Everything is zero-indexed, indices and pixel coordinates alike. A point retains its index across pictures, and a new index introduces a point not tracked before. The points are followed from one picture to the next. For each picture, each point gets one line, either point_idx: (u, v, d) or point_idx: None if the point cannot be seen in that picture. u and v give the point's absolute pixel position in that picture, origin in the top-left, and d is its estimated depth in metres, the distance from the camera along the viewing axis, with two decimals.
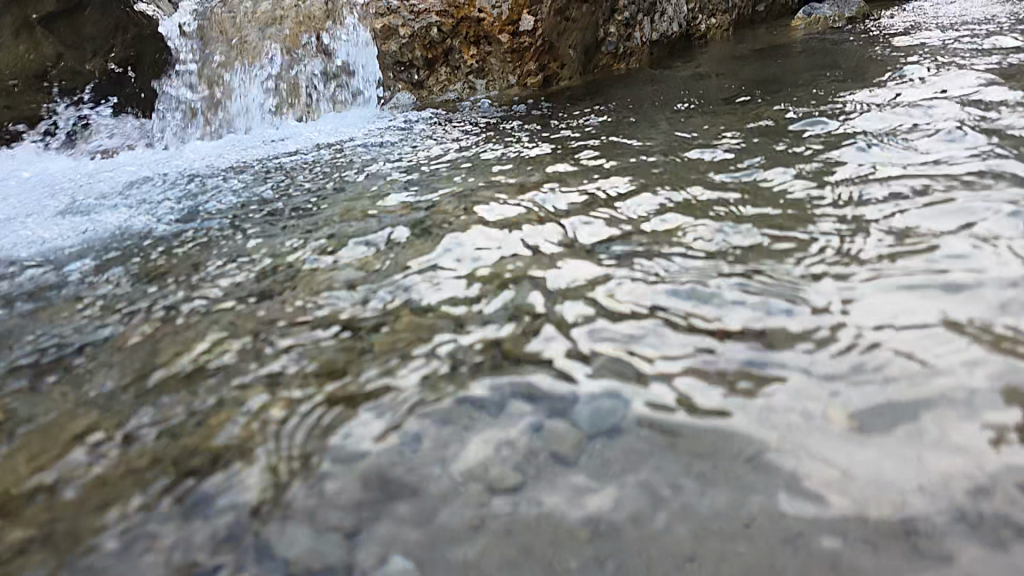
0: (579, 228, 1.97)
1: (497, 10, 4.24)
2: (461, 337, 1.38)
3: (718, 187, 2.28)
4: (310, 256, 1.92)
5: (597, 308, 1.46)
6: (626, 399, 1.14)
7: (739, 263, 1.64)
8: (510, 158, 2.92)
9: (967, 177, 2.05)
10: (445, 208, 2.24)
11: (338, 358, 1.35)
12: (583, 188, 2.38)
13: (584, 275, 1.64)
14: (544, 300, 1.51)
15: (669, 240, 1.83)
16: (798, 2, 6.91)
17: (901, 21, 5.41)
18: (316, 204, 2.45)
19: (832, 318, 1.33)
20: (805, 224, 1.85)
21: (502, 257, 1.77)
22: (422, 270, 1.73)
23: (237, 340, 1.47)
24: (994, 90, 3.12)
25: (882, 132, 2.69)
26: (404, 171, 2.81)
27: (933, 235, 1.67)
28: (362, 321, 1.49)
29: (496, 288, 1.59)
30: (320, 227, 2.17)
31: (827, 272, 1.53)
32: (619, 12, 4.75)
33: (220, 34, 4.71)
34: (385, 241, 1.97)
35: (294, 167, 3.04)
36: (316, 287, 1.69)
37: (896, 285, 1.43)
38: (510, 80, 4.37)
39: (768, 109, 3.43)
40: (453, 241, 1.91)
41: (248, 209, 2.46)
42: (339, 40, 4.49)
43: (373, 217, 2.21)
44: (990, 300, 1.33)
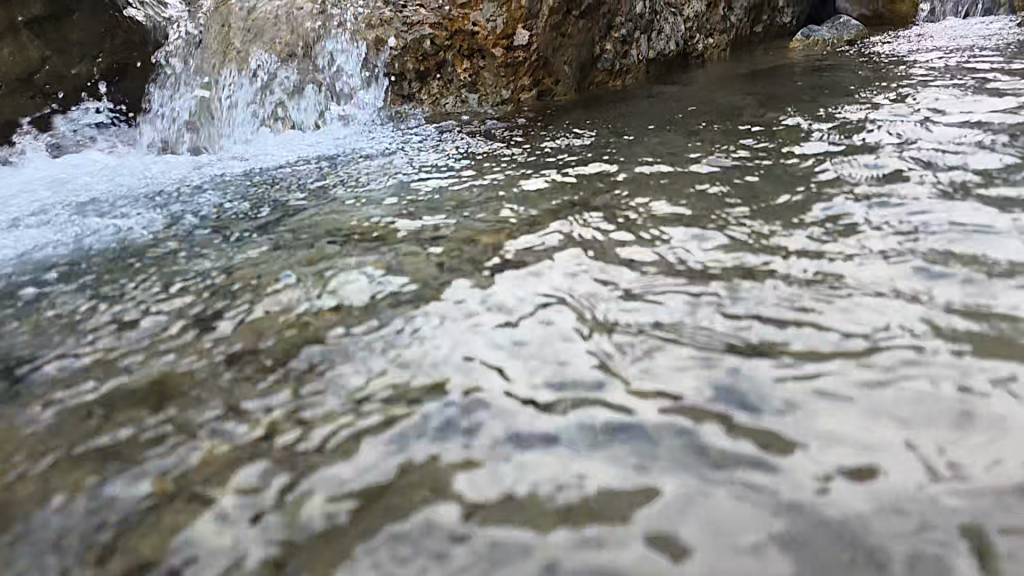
0: (574, 251, 1.88)
1: (492, 24, 4.20)
2: (446, 362, 1.32)
3: (721, 209, 2.18)
4: (290, 277, 1.81)
5: (585, 340, 1.38)
6: (602, 452, 1.05)
7: (740, 286, 1.58)
8: (501, 174, 2.85)
9: (978, 204, 1.98)
10: (435, 226, 2.17)
11: (314, 385, 1.28)
12: (586, 207, 2.30)
13: (576, 304, 1.54)
14: (535, 336, 1.40)
15: (669, 266, 1.73)
16: (797, 24, 6.89)
17: (900, 45, 5.38)
18: (297, 222, 2.33)
19: (844, 359, 1.23)
20: (809, 247, 1.79)
21: (491, 284, 1.67)
22: (407, 297, 1.63)
23: (204, 372, 1.36)
24: (998, 115, 3.06)
25: (887, 155, 2.62)
26: (392, 186, 2.74)
27: (946, 264, 1.59)
28: (339, 354, 1.39)
29: (484, 320, 1.48)
30: (302, 243, 2.10)
31: (835, 304, 1.45)
32: (616, 28, 4.68)
33: (210, 40, 4.56)
34: (370, 264, 1.87)
35: (278, 181, 2.94)
36: (293, 313, 1.59)
37: (909, 322, 1.35)
38: (503, 95, 4.30)
39: (770, 130, 3.32)
40: (443, 268, 1.80)
41: (226, 226, 2.35)
42: (330, 50, 4.33)
43: (358, 237, 2.11)
44: (1002, 334, 1.27)
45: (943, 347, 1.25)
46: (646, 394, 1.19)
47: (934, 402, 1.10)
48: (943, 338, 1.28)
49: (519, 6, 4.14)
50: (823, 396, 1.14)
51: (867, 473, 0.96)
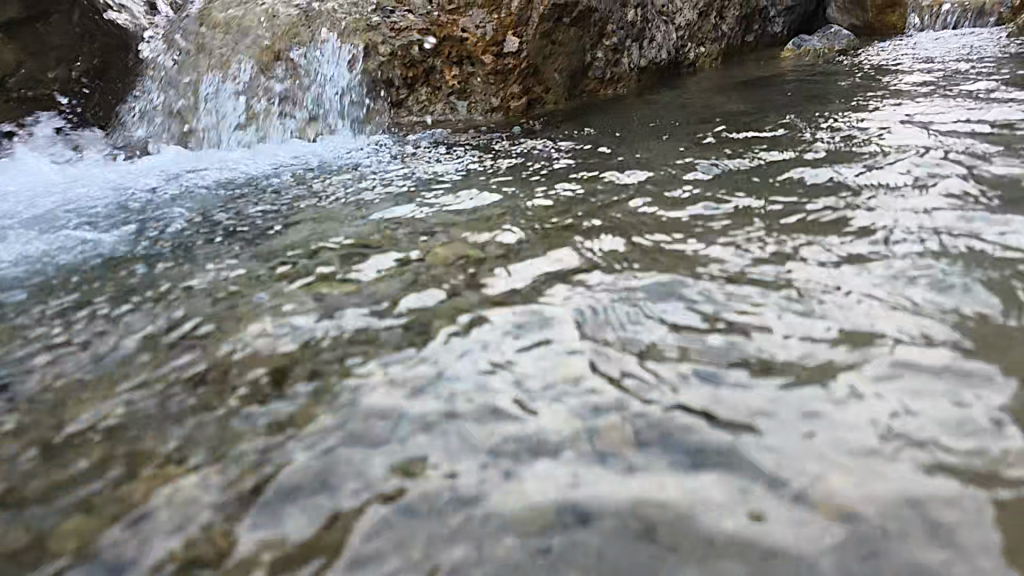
0: (571, 269, 1.78)
1: (482, 31, 4.14)
2: (423, 387, 1.26)
3: (722, 220, 2.09)
4: (269, 297, 1.71)
5: (571, 362, 1.31)
6: (583, 498, 0.97)
7: (732, 300, 1.52)
8: (488, 183, 2.78)
9: (990, 214, 1.90)
10: (417, 239, 2.11)
11: (283, 414, 1.21)
12: (574, 218, 2.24)
13: (574, 328, 1.44)
14: (531, 365, 1.31)
15: (672, 283, 1.64)
16: (787, 34, 6.89)
17: (890, 56, 5.38)
18: (274, 237, 2.22)
19: (866, 391, 1.15)
20: (803, 256, 1.73)
21: (483, 307, 1.58)
22: (393, 320, 1.54)
23: (173, 407, 1.26)
24: (998, 124, 3.01)
25: (890, 163, 2.56)
26: (375, 197, 2.66)
27: (964, 279, 1.51)
28: (320, 385, 1.29)
29: (477, 347, 1.39)
30: (279, 257, 2.02)
31: (850, 324, 1.36)
32: (607, 36, 4.61)
33: (190, 43, 4.46)
34: (354, 283, 1.77)
35: (258, 193, 2.84)
36: (272, 337, 1.49)
37: (931, 344, 1.27)
38: (492, 103, 4.22)
39: (767, 140, 3.23)
40: (431, 289, 1.70)
41: (203, 240, 2.24)
42: (313, 56, 4.21)
43: (342, 253, 2.01)
44: (1003, 353, 1.22)
45: (969, 375, 1.17)
46: (656, 434, 1.09)
47: (966, 443, 1.01)
48: (970, 365, 1.20)
49: (509, 13, 4.10)
50: (848, 437, 1.04)
51: (871, 523, 0.88)
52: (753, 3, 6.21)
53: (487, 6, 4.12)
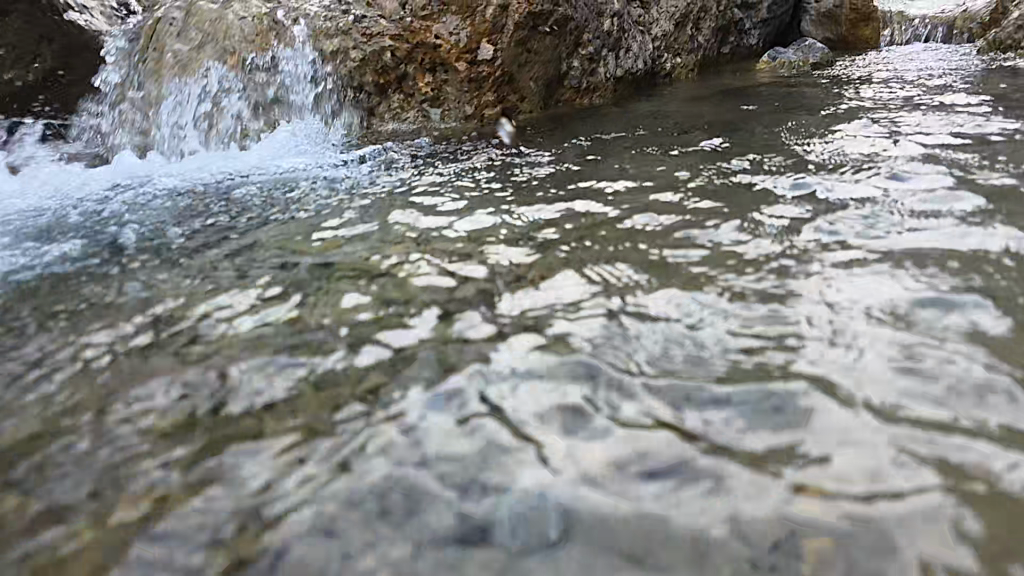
0: (548, 286, 1.72)
1: (455, 37, 4.06)
2: (382, 418, 1.19)
3: (704, 234, 2.04)
4: (230, 317, 1.63)
5: (537, 389, 1.25)
6: (542, 543, 0.91)
7: (704, 319, 1.47)
8: (458, 194, 2.70)
9: (975, 227, 1.88)
10: (384, 254, 2.03)
11: (231, 448, 1.14)
12: (546, 231, 2.18)
13: (551, 352, 1.38)
14: (508, 394, 1.24)
15: (653, 302, 1.59)
16: (762, 46, 6.94)
17: (863, 69, 5.44)
18: (236, 252, 2.13)
19: (861, 419, 1.09)
20: (778, 272, 1.69)
21: (456, 329, 1.50)
22: (361, 344, 1.46)
23: (119, 443, 1.17)
24: (975, 136, 3.02)
25: (868, 175, 2.54)
26: (342, 208, 2.56)
27: (954, 295, 1.47)
28: (281, 418, 1.21)
29: (450, 374, 1.32)
30: (237, 273, 1.93)
31: (838, 345, 1.31)
32: (583, 45, 4.56)
33: (153, 45, 4.30)
34: (318, 303, 1.68)
35: (221, 203, 2.73)
36: (231, 363, 1.40)
37: (922, 365, 1.22)
38: (466, 111, 4.14)
39: (744, 151, 3.19)
40: (403, 309, 1.63)
41: (161, 254, 2.14)
42: (281, 60, 4.08)
43: (310, 269, 1.93)
44: (983, 373, 1.19)
45: (963, 399, 1.12)
46: (629, 470, 1.03)
47: (952, 475, 0.96)
48: (966, 389, 1.15)
49: (483, 20, 4.04)
50: (842, 468, 0.99)
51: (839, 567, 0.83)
52: (729, 15, 6.24)
53: (461, 13, 4.06)
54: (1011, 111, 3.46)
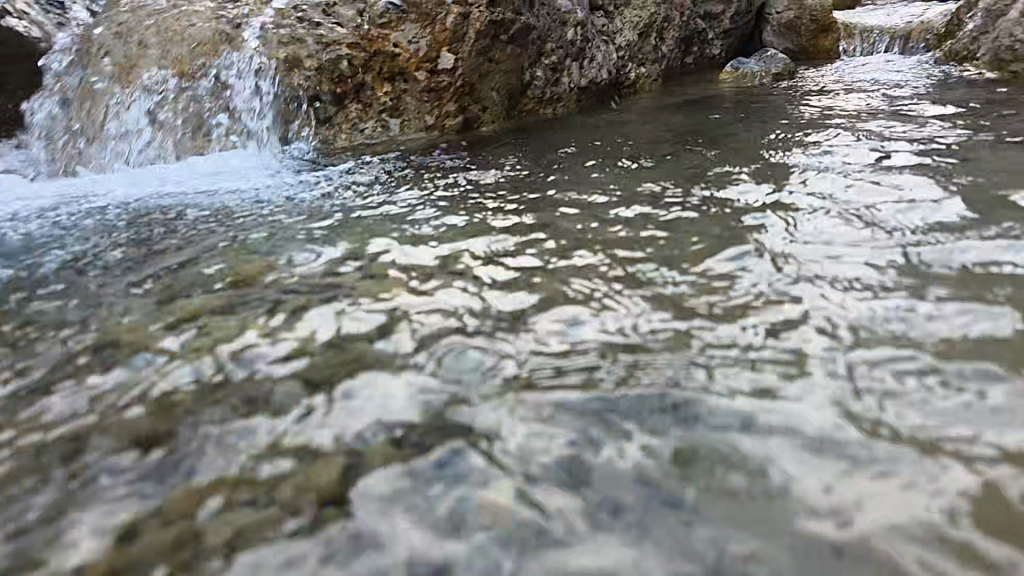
0: (515, 310, 1.64)
1: (414, 46, 3.95)
2: (335, 466, 1.09)
3: (674, 249, 1.99)
4: (174, 350, 1.50)
5: (503, 429, 1.16)
6: None
7: (678, 345, 1.40)
8: (416, 212, 2.58)
9: (949, 238, 1.85)
10: (339, 276, 1.91)
11: (162, 504, 1.03)
12: (511, 250, 2.08)
13: (517, 385, 1.29)
14: (478, 429, 1.16)
15: (625, 326, 1.51)
16: (725, 56, 6.99)
17: (824, 80, 5.49)
18: (178, 277, 1.98)
19: (855, 443, 1.05)
20: (752, 290, 1.62)
21: (416, 361, 1.40)
22: (317, 376, 1.36)
23: (42, 503, 1.06)
24: (939, 145, 3.03)
25: (839, 184, 2.50)
26: (292, 228, 2.42)
27: (935, 312, 1.43)
28: (230, 465, 1.11)
29: (414, 409, 1.23)
30: (179, 301, 1.79)
31: (820, 368, 1.26)
32: (546, 55, 4.50)
33: (100, 53, 4.08)
34: (267, 333, 1.56)
35: (165, 223, 2.57)
36: (173, 405, 1.29)
37: (909, 389, 1.17)
38: (426, 121, 4.02)
39: (710, 161, 3.14)
40: (362, 336, 1.53)
41: (100, 281, 2.00)
42: (232, 68, 3.91)
43: (263, 293, 1.81)
44: (971, 399, 1.13)
45: (954, 424, 1.08)
46: (608, 525, 0.94)
47: (956, 518, 0.89)
48: (955, 414, 1.10)
49: (442, 29, 3.93)
50: (845, 493, 0.95)
51: None
52: (692, 25, 6.26)
53: (421, 21, 3.95)
54: (972, 120, 3.50)
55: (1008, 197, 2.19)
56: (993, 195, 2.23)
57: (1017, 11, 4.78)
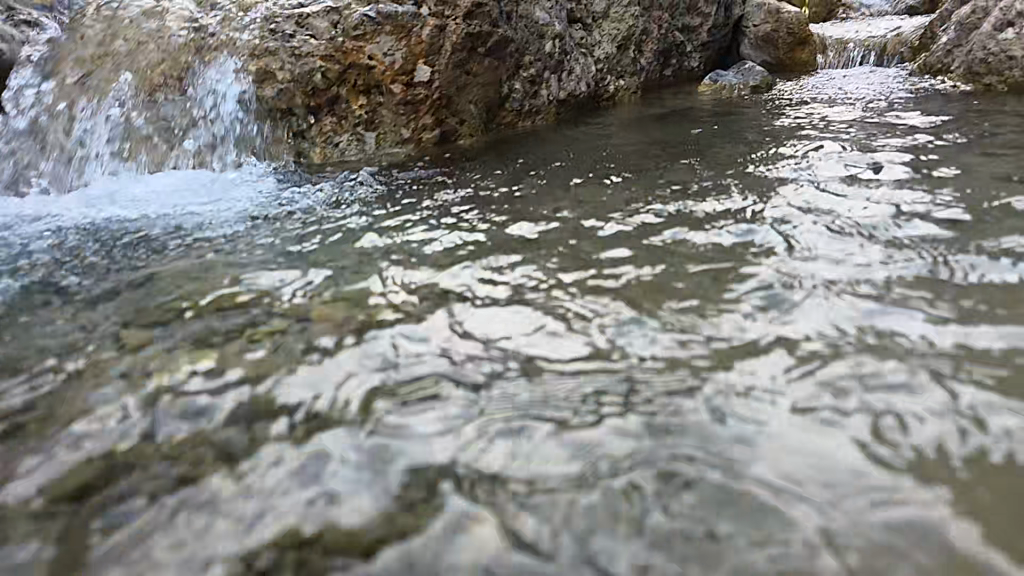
0: (497, 331, 1.59)
1: (390, 58, 3.86)
2: (303, 510, 1.03)
3: (657, 262, 1.96)
4: (139, 381, 1.43)
5: (482, 465, 1.11)
6: None
7: (662, 369, 1.35)
8: (391, 229, 2.52)
9: (933, 250, 1.84)
10: (313, 298, 1.84)
11: (116, 560, 0.96)
12: (491, 267, 2.03)
13: (495, 416, 1.23)
14: (463, 463, 1.11)
15: (607, 348, 1.46)
16: (703, 69, 7.04)
17: (801, 92, 5.54)
18: (142, 301, 1.90)
19: (856, 467, 1.03)
20: (737, 309, 1.58)
21: (390, 390, 1.34)
22: (293, 407, 1.30)
23: None
24: (918, 156, 3.04)
25: (820, 196, 2.48)
26: (263, 247, 2.34)
27: (924, 329, 1.40)
28: (191, 513, 1.04)
29: (393, 441, 1.18)
30: (142, 327, 1.71)
31: (809, 390, 1.23)
32: (524, 68, 4.46)
33: (65, 65, 3.95)
34: (234, 362, 1.49)
35: (131, 243, 2.48)
36: (138, 444, 1.22)
37: (901, 410, 1.15)
38: (403, 134, 3.94)
39: (690, 173, 3.11)
40: (339, 360, 1.47)
41: (63, 307, 1.90)
42: (203, 81, 3.82)
43: (231, 317, 1.74)
44: (962, 425, 1.10)
45: (951, 447, 1.06)
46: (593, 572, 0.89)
47: (957, 558, 0.86)
48: (950, 436, 1.08)
49: (418, 41, 3.87)
50: (841, 529, 0.91)
51: None
52: (670, 38, 6.28)
53: (396, 33, 3.86)
54: (948, 132, 3.53)
55: (988, 208, 2.19)
56: (974, 206, 2.23)
57: (990, 25, 4.85)
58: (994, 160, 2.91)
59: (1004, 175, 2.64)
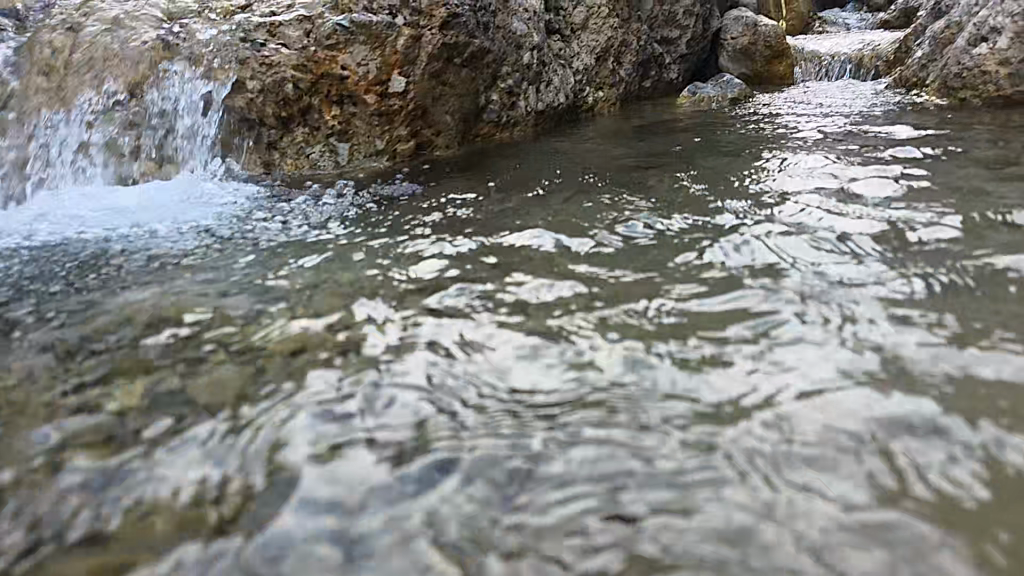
0: (475, 354, 1.54)
1: (364, 68, 3.76)
2: (263, 555, 0.97)
3: (644, 280, 1.92)
4: (106, 417, 1.34)
5: (454, 503, 1.06)
6: None
7: (640, 397, 1.31)
8: (364, 245, 2.47)
9: (928, 266, 1.82)
10: (282, 318, 1.78)
11: None
12: (465, 285, 1.98)
13: (470, 449, 1.19)
14: (433, 500, 1.07)
15: (585, 373, 1.42)
16: (682, 80, 7.08)
17: (777, 105, 5.57)
18: (102, 322, 1.82)
19: (878, 513, 0.97)
20: (714, 330, 1.55)
21: (358, 419, 1.29)
22: (267, 442, 1.23)
23: None
24: (894, 170, 3.04)
25: (798, 210, 2.46)
26: (230, 265, 2.27)
27: (916, 352, 1.37)
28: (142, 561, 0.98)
29: (376, 480, 1.12)
30: (102, 350, 1.64)
31: (800, 418, 1.19)
32: (501, 79, 4.42)
33: (27, 68, 3.79)
34: (196, 389, 1.43)
35: (93, 260, 2.39)
36: (94, 482, 1.15)
37: (913, 446, 1.11)
38: (376, 145, 3.89)
39: (667, 185, 3.08)
40: (322, 389, 1.40)
41: (24, 332, 1.80)
42: (165, 88, 3.68)
43: (197, 338, 1.67)
44: (947, 456, 1.08)
45: (969, 487, 1.01)
46: None
47: None
48: (966, 474, 1.04)
49: (393, 51, 3.78)
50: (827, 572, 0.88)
51: None
52: (649, 49, 6.29)
53: (370, 42, 3.75)
54: (926, 145, 3.55)
55: (965, 222, 2.19)
56: (952, 219, 2.22)
57: (964, 39, 4.85)
58: (976, 173, 2.91)
59: (981, 189, 2.63)
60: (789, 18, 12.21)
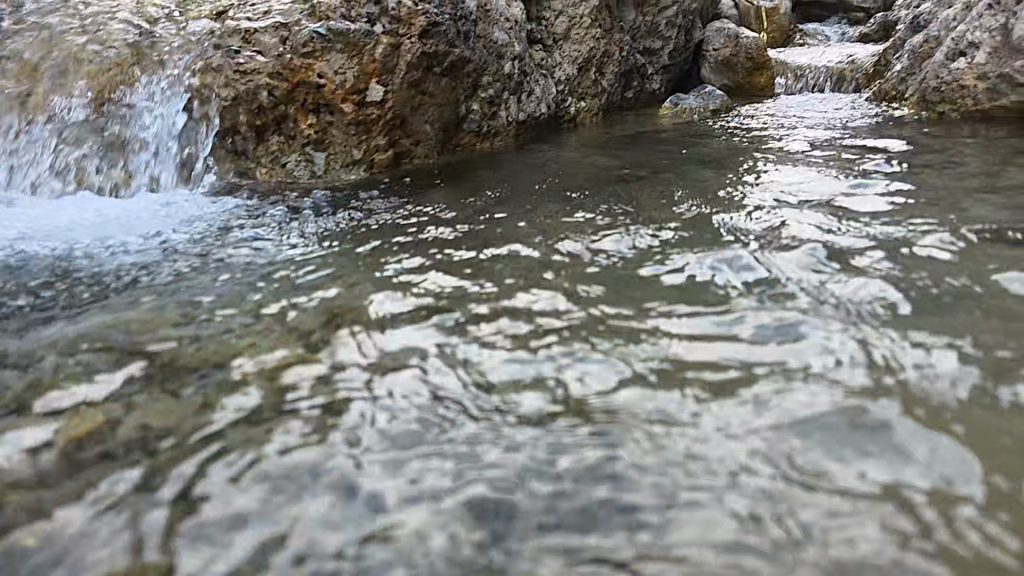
0: (450, 378, 1.47)
1: (341, 76, 3.69)
2: None
3: (631, 298, 1.87)
4: (66, 448, 1.26)
5: (423, 542, 1.00)
6: None
7: (621, 426, 1.25)
8: (337, 262, 2.38)
9: (919, 283, 1.80)
10: (249, 339, 1.70)
11: None
12: (441, 304, 1.91)
13: (443, 482, 1.12)
14: (401, 539, 1.00)
15: (564, 400, 1.36)
16: (664, 91, 7.08)
17: (759, 117, 5.58)
18: (58, 344, 1.73)
19: (882, 556, 0.92)
20: (699, 355, 1.50)
21: (325, 450, 1.22)
22: (225, 476, 1.16)
23: None
24: (876, 184, 3.02)
25: (783, 225, 2.43)
26: (196, 283, 2.18)
27: (903, 379, 1.34)
28: None
29: (342, 518, 1.05)
30: (56, 375, 1.56)
31: (788, 452, 1.15)
32: (482, 89, 4.37)
33: None
34: (153, 417, 1.35)
35: (52, 278, 2.29)
36: (36, 522, 1.07)
37: (913, 481, 1.06)
38: (353, 154, 3.79)
39: (648, 198, 3.03)
40: (293, 417, 1.33)
41: None
42: (136, 97, 3.58)
43: (158, 362, 1.59)
44: (941, 494, 1.04)
45: (981, 526, 0.97)
46: None
47: None
48: (972, 511, 1.00)
49: (371, 60, 3.72)
50: None
51: None
52: (631, 60, 6.28)
53: (348, 50, 3.69)
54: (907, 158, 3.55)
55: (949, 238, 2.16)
56: (937, 235, 2.19)
57: (943, 53, 4.89)
58: (958, 187, 2.91)
59: (964, 204, 2.61)
60: (770, 30, 12.34)
